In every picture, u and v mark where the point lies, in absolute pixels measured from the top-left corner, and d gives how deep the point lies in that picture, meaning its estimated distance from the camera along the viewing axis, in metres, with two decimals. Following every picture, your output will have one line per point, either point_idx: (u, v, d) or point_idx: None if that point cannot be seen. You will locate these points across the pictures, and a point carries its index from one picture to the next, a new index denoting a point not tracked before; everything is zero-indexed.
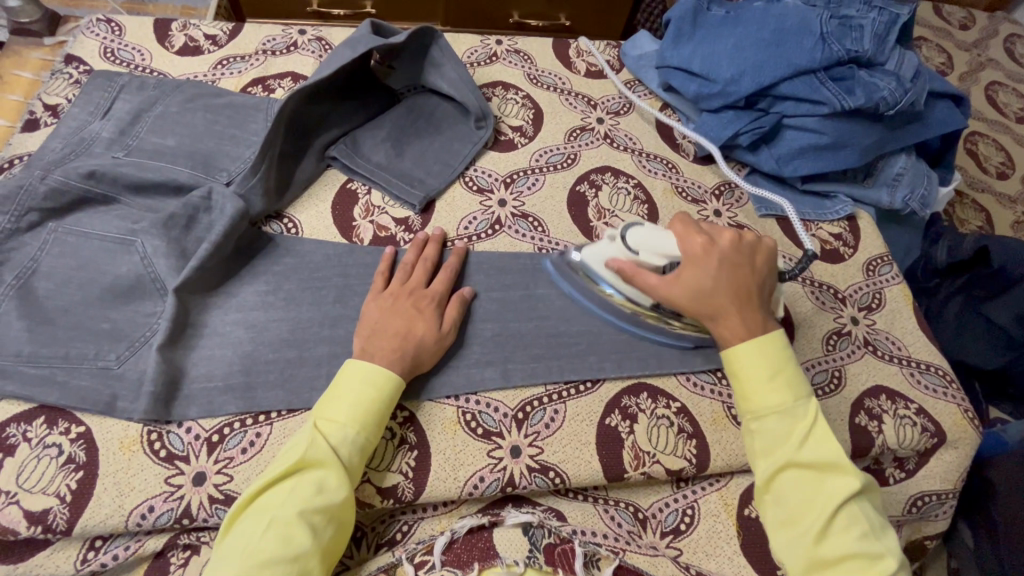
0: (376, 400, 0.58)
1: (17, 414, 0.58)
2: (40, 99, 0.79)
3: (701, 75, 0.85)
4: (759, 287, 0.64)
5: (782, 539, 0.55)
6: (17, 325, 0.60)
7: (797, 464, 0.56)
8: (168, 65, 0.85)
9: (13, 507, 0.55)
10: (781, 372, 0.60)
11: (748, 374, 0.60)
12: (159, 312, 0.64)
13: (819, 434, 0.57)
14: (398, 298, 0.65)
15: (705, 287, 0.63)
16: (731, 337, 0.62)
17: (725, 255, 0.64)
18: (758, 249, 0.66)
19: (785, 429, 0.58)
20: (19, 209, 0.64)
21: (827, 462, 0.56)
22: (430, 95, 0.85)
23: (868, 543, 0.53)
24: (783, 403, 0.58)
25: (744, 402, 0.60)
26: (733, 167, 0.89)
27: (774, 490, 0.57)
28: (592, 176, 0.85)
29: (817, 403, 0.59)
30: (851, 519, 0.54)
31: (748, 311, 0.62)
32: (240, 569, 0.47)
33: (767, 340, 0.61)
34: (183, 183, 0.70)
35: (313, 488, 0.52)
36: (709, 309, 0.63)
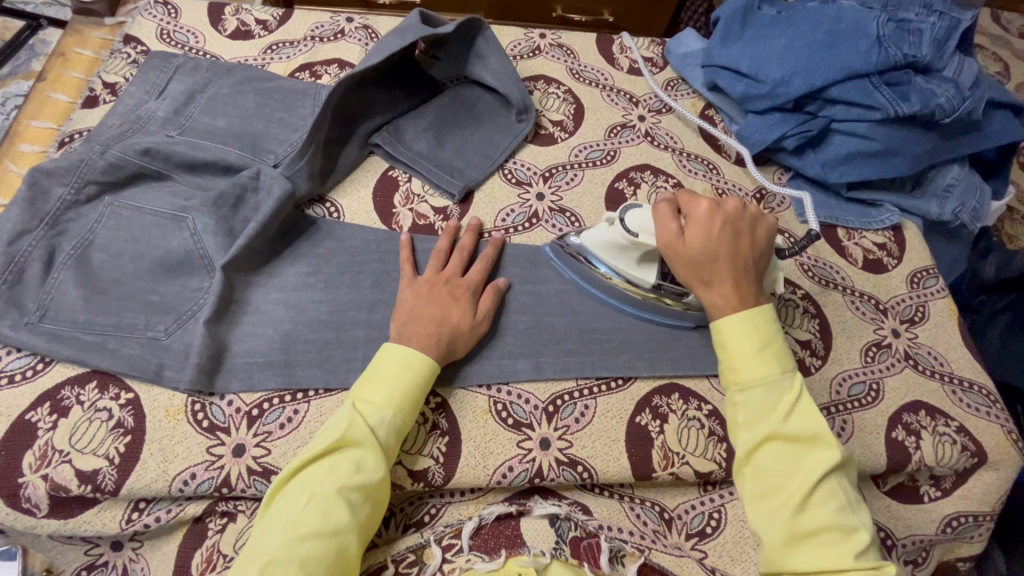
0: (412, 383, 0.59)
1: (71, 377, 0.61)
2: (100, 77, 0.82)
3: (748, 75, 0.83)
4: (755, 258, 0.62)
5: (760, 513, 0.53)
6: (74, 293, 0.63)
7: (781, 436, 0.54)
8: (221, 49, 0.87)
9: (65, 465, 0.57)
10: (769, 345, 0.58)
11: (736, 343, 0.58)
12: (206, 288, 0.66)
13: (804, 407, 0.55)
14: (437, 284, 0.66)
15: (706, 251, 0.60)
16: (721, 304, 0.60)
17: (728, 220, 0.62)
18: (760, 222, 0.64)
19: (771, 400, 0.55)
20: (79, 182, 0.67)
21: (810, 435, 0.54)
22: (473, 86, 0.86)
23: (845, 517, 0.51)
24: (769, 373, 0.56)
25: (730, 372, 0.58)
26: (776, 171, 0.88)
27: (754, 462, 0.55)
28: (631, 173, 0.84)
29: (802, 378, 0.57)
30: (829, 492, 0.52)
31: (742, 282, 0.60)
32: (281, 541, 0.49)
33: (754, 311, 0.59)
34: (233, 164, 0.72)
35: (351, 467, 0.53)
36: (703, 274, 0.60)
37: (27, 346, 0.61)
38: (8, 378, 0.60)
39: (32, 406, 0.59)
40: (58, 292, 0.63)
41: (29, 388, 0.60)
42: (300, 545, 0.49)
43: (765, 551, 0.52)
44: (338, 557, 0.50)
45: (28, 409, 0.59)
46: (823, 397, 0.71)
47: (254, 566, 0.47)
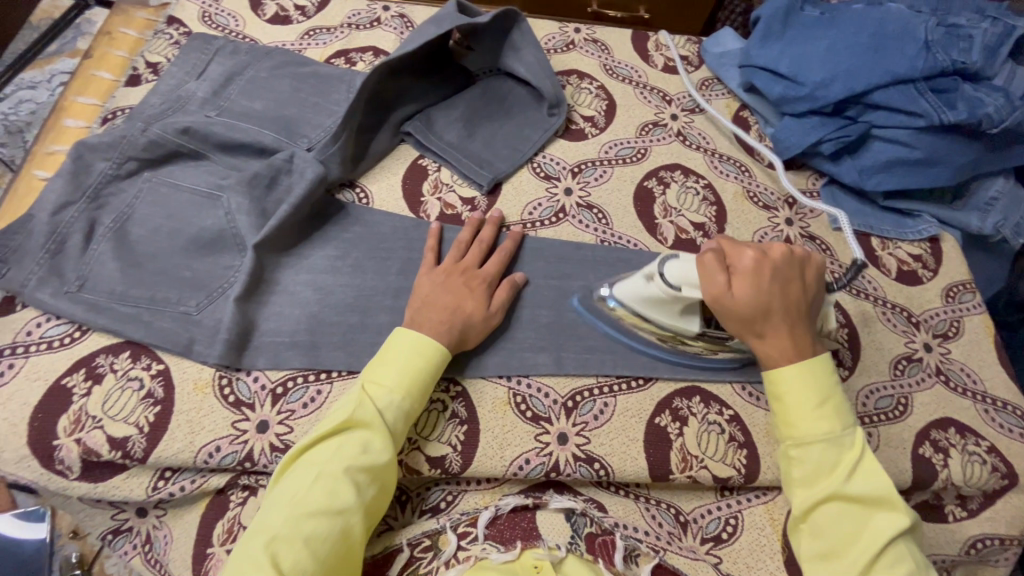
0: (423, 369, 0.59)
1: (106, 346, 0.63)
2: (143, 56, 0.84)
3: (787, 77, 0.81)
4: (810, 306, 0.62)
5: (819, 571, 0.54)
6: (112, 265, 0.65)
7: (843, 496, 0.54)
8: (260, 33, 0.89)
9: (97, 431, 0.59)
10: (829, 400, 0.57)
11: (793, 397, 0.58)
12: (237, 266, 0.67)
13: (868, 466, 0.55)
14: (454, 275, 0.67)
15: (756, 301, 0.59)
16: (774, 354, 0.60)
17: (778, 267, 0.61)
18: (810, 264, 0.64)
19: (832, 457, 0.55)
20: (121, 158, 0.69)
21: (876, 499, 0.54)
22: (506, 78, 0.86)
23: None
24: (831, 431, 0.56)
25: (785, 426, 0.58)
26: (809, 176, 0.86)
27: (813, 519, 0.55)
28: (661, 172, 0.83)
29: (863, 434, 0.57)
30: (897, 557, 0.52)
31: (796, 332, 0.60)
32: (287, 517, 0.50)
33: (812, 362, 0.59)
34: (267, 146, 0.73)
35: (358, 448, 0.54)
36: (752, 324, 0.60)
37: (66, 314, 0.63)
38: (48, 344, 0.62)
39: (68, 372, 0.61)
40: (97, 263, 0.65)
41: (66, 354, 0.62)
42: (306, 523, 0.50)
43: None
44: (342, 536, 0.51)
45: (64, 375, 0.61)
46: None
47: (261, 540, 0.49)
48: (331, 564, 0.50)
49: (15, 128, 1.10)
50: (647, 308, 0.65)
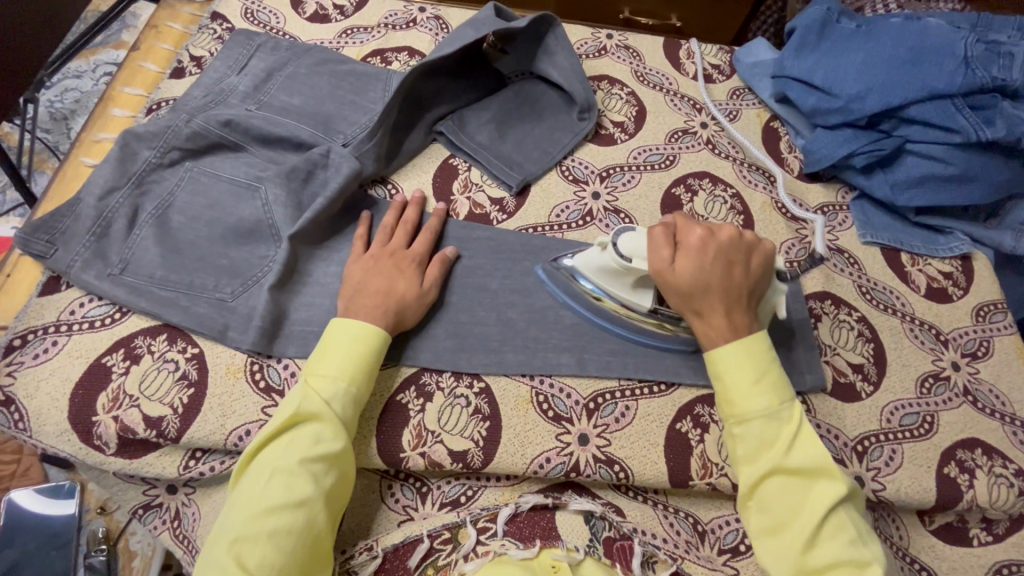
0: (363, 356, 0.60)
1: (145, 328, 0.65)
2: (188, 50, 0.86)
3: (821, 89, 0.81)
4: (754, 286, 0.62)
5: (769, 547, 0.54)
6: (153, 250, 0.67)
7: (784, 469, 0.55)
8: (299, 30, 0.91)
9: (133, 410, 0.61)
10: (766, 375, 0.58)
11: (732, 375, 0.58)
12: (272, 256, 0.69)
13: (805, 438, 0.56)
14: (389, 257, 0.68)
15: (696, 279, 0.60)
16: (711, 334, 0.60)
17: (723, 248, 0.61)
18: (757, 249, 0.63)
19: (772, 432, 0.56)
20: (165, 147, 0.72)
21: (814, 470, 0.54)
22: (538, 81, 0.87)
23: (857, 550, 0.52)
24: (769, 407, 0.57)
25: (726, 405, 0.59)
26: (839, 189, 0.86)
27: (759, 495, 0.56)
28: (689, 180, 0.84)
29: (801, 406, 0.58)
30: (840, 524, 0.53)
31: (733, 312, 0.60)
32: (247, 515, 0.51)
33: (748, 341, 0.59)
34: (304, 141, 0.75)
35: (310, 439, 0.54)
36: (692, 304, 0.61)
37: (108, 296, 0.65)
38: (90, 323, 0.64)
39: (108, 351, 0.63)
40: (139, 248, 0.67)
41: (107, 334, 0.64)
42: (267, 518, 0.51)
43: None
44: (307, 527, 0.52)
45: (104, 354, 0.63)
46: (872, 423, 0.69)
47: (224, 542, 0.50)
48: (298, 555, 0.51)
49: (60, 115, 1.15)
50: (602, 280, 0.66)
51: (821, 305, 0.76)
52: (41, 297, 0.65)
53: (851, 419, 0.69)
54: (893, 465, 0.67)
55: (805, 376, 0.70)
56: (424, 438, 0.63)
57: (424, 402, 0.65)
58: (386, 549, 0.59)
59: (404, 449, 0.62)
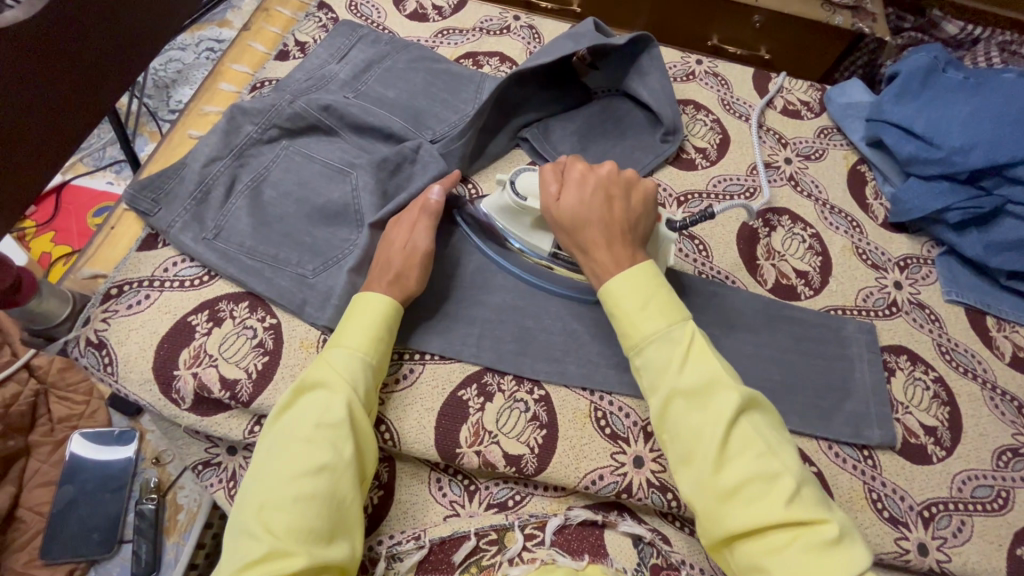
0: (379, 328, 0.61)
1: (229, 294, 0.68)
2: (294, 35, 0.90)
3: (920, 137, 0.78)
4: (634, 222, 0.62)
5: (685, 479, 0.51)
6: (245, 220, 0.70)
7: (681, 391, 0.52)
8: (398, 26, 0.94)
9: (211, 369, 0.63)
10: (654, 294, 0.57)
11: (624, 299, 0.57)
12: (353, 240, 0.71)
13: (698, 354, 0.53)
14: (395, 223, 0.68)
15: (578, 212, 0.61)
16: (599, 270, 0.60)
17: (600, 183, 0.62)
18: (637, 185, 0.64)
19: (665, 352, 0.54)
20: (267, 124, 0.75)
21: (709, 385, 0.52)
22: (625, 99, 0.87)
23: (766, 462, 0.48)
24: (659, 327, 0.55)
25: (625, 336, 0.57)
26: (925, 242, 0.83)
27: (669, 427, 0.53)
28: (769, 215, 0.82)
29: (694, 323, 0.56)
30: (745, 438, 0.50)
31: (617, 247, 0.60)
32: (270, 485, 0.51)
33: (633, 269, 0.58)
34: (395, 132, 0.77)
35: (321, 407, 0.55)
36: (579, 242, 0.61)
37: (201, 258, 0.68)
38: (181, 282, 0.68)
39: (194, 311, 0.66)
40: (233, 216, 0.70)
41: (195, 294, 0.67)
42: (291, 485, 0.51)
43: (701, 517, 0.50)
44: (331, 491, 0.52)
45: (190, 313, 0.66)
46: (941, 490, 0.66)
47: (251, 512, 0.50)
48: (326, 518, 0.51)
49: (162, 84, 1.22)
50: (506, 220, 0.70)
51: (896, 359, 0.74)
52: (140, 251, 0.69)
53: (919, 481, 0.66)
54: (960, 537, 0.64)
55: (874, 431, 0.67)
56: (481, 437, 0.63)
57: (485, 402, 0.65)
58: (432, 540, 0.60)
59: (461, 445, 0.63)
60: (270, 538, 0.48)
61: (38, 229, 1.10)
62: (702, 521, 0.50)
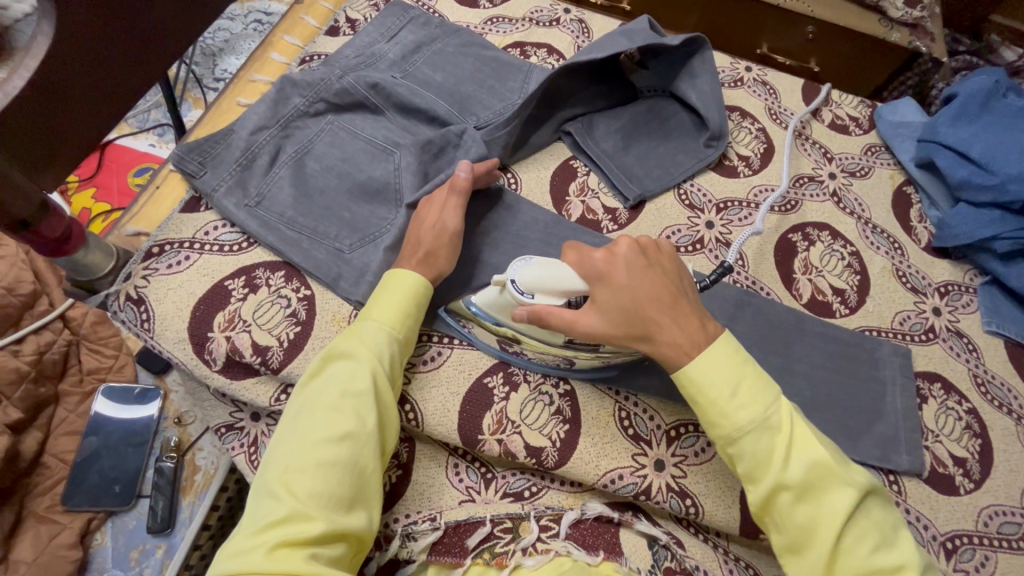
0: (409, 304, 0.61)
1: (266, 262, 0.68)
2: (345, 11, 0.90)
3: (975, 162, 0.76)
4: (681, 289, 0.57)
5: (793, 566, 0.51)
6: (287, 190, 0.71)
7: (786, 487, 0.50)
8: (449, 11, 0.94)
9: (244, 334, 0.64)
10: (745, 377, 0.53)
11: (711, 392, 0.53)
12: (391, 219, 0.71)
13: (802, 442, 0.51)
14: (426, 202, 0.67)
15: (626, 305, 0.55)
16: (675, 353, 0.54)
17: (632, 264, 0.56)
18: (661, 252, 0.59)
19: (767, 447, 0.51)
20: (314, 97, 0.76)
21: (817, 479, 0.50)
22: (672, 101, 0.85)
23: (884, 555, 0.48)
24: (756, 418, 0.52)
25: (712, 427, 0.53)
26: (968, 270, 0.81)
27: (774, 515, 0.52)
28: (808, 229, 0.81)
29: (790, 404, 0.53)
30: (862, 531, 0.49)
31: (682, 317, 0.55)
32: (294, 450, 0.51)
33: (712, 350, 0.54)
34: (440, 116, 0.77)
35: (348, 376, 0.55)
36: (642, 329, 0.55)
37: (241, 225, 0.69)
38: (221, 246, 0.68)
39: (231, 276, 0.67)
40: (275, 185, 0.71)
41: (234, 259, 0.68)
42: (314, 450, 0.51)
43: None
44: (353, 460, 0.52)
45: (228, 277, 0.67)
46: (966, 522, 0.65)
47: (275, 474, 0.51)
48: (347, 487, 0.51)
49: (210, 52, 1.23)
50: (508, 317, 0.61)
51: (929, 387, 0.72)
52: (183, 213, 0.70)
53: (945, 512, 0.65)
54: (983, 571, 0.63)
55: (902, 456, 0.66)
56: (504, 426, 0.63)
57: (510, 391, 0.65)
58: (447, 523, 0.60)
59: (483, 432, 0.63)
60: (292, 500, 0.49)
61: (80, 185, 1.12)
62: None
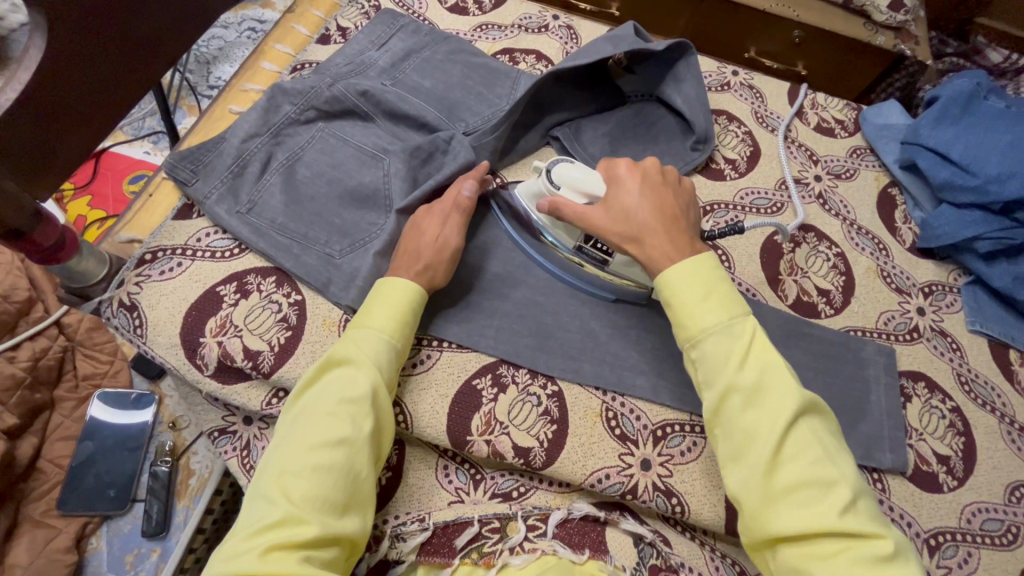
0: (405, 311, 0.61)
1: (257, 268, 0.69)
2: (336, 20, 0.92)
3: (956, 163, 0.77)
4: (687, 214, 0.62)
5: (734, 473, 0.51)
6: (278, 197, 0.72)
7: (738, 388, 0.51)
8: (438, 18, 0.95)
9: (236, 339, 0.65)
10: (712, 293, 0.55)
11: (678, 297, 0.55)
12: (381, 224, 0.72)
13: (758, 352, 0.52)
14: (424, 211, 0.69)
15: (630, 206, 0.60)
16: (656, 258, 0.58)
17: (649, 178, 0.63)
18: (680, 182, 0.65)
19: (725, 347, 0.53)
20: (305, 105, 0.77)
21: (765, 383, 0.51)
22: (658, 105, 0.86)
23: (823, 469, 0.48)
24: (718, 323, 0.54)
25: (680, 329, 0.55)
26: (952, 269, 0.82)
27: (722, 421, 0.52)
28: (794, 231, 0.82)
29: (752, 318, 0.55)
30: (803, 441, 0.49)
31: (675, 231, 0.59)
32: (292, 453, 0.52)
33: (697, 258, 0.57)
34: (429, 122, 0.78)
35: (346, 383, 0.56)
36: (634, 231, 0.59)
37: (232, 231, 0.70)
38: (213, 253, 0.69)
39: (223, 282, 0.68)
40: (266, 193, 0.72)
41: (225, 266, 0.69)
42: (311, 454, 0.52)
43: (745, 515, 0.49)
44: (349, 465, 0.53)
45: (219, 283, 0.68)
46: (950, 519, 0.66)
47: (271, 478, 0.52)
48: (340, 491, 0.52)
49: (204, 60, 1.25)
50: (535, 208, 0.70)
51: (913, 385, 0.73)
52: (175, 220, 0.71)
53: (928, 509, 0.66)
54: (966, 568, 0.64)
55: (886, 454, 0.67)
56: (492, 427, 0.64)
57: (498, 393, 0.66)
58: (436, 523, 0.61)
59: (471, 433, 0.64)
60: (287, 504, 0.50)
61: (76, 192, 1.13)
62: (746, 519, 0.49)
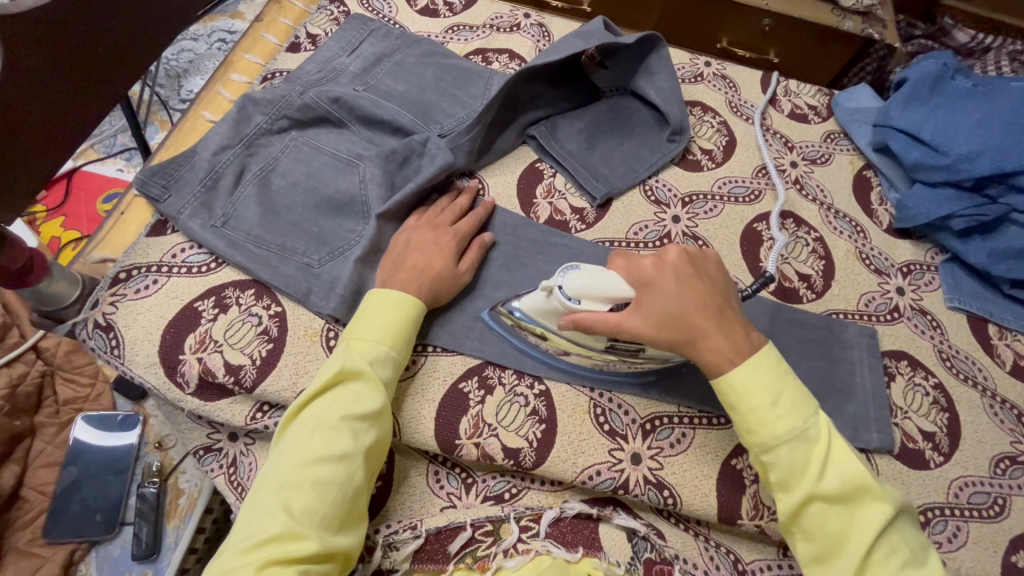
0: (403, 323, 0.61)
1: (236, 281, 0.68)
2: (305, 27, 0.91)
3: (928, 143, 0.78)
4: (722, 298, 0.58)
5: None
6: (253, 209, 0.71)
7: (821, 496, 0.51)
8: (409, 21, 0.95)
9: (217, 354, 0.64)
10: (784, 394, 0.54)
11: (748, 402, 0.54)
12: (359, 231, 0.71)
13: (837, 457, 0.52)
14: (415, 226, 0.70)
15: (672, 306, 0.55)
16: (717, 361, 0.55)
17: (679, 270, 0.57)
18: (707, 260, 0.60)
19: (801, 457, 0.52)
20: (277, 115, 0.76)
21: (852, 491, 0.51)
22: (633, 99, 0.87)
23: (914, 574, 0.50)
24: (795, 428, 0.53)
25: (750, 435, 0.54)
26: (929, 248, 0.83)
27: (802, 521, 0.53)
28: (773, 218, 0.82)
29: (826, 417, 0.54)
30: (891, 546, 0.50)
31: (724, 324, 0.56)
32: (291, 466, 0.52)
33: (757, 356, 0.55)
34: (404, 127, 0.78)
35: (350, 397, 0.55)
36: (686, 335, 0.55)
37: (208, 245, 0.69)
38: (188, 268, 0.68)
39: (201, 297, 0.67)
40: (241, 205, 0.71)
41: (202, 280, 0.68)
42: (312, 468, 0.51)
43: None
44: (348, 480, 0.53)
45: (197, 299, 0.67)
46: (938, 495, 0.66)
47: (268, 491, 0.51)
48: (339, 506, 0.52)
49: (174, 73, 1.23)
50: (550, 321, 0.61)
51: (896, 365, 0.74)
52: (149, 237, 0.70)
53: (916, 486, 0.66)
54: (956, 542, 0.64)
55: (873, 434, 0.67)
56: (481, 429, 0.64)
57: (485, 395, 0.66)
58: (428, 530, 0.61)
59: (461, 437, 0.63)
60: (285, 518, 0.49)
61: (48, 214, 1.11)
62: None
